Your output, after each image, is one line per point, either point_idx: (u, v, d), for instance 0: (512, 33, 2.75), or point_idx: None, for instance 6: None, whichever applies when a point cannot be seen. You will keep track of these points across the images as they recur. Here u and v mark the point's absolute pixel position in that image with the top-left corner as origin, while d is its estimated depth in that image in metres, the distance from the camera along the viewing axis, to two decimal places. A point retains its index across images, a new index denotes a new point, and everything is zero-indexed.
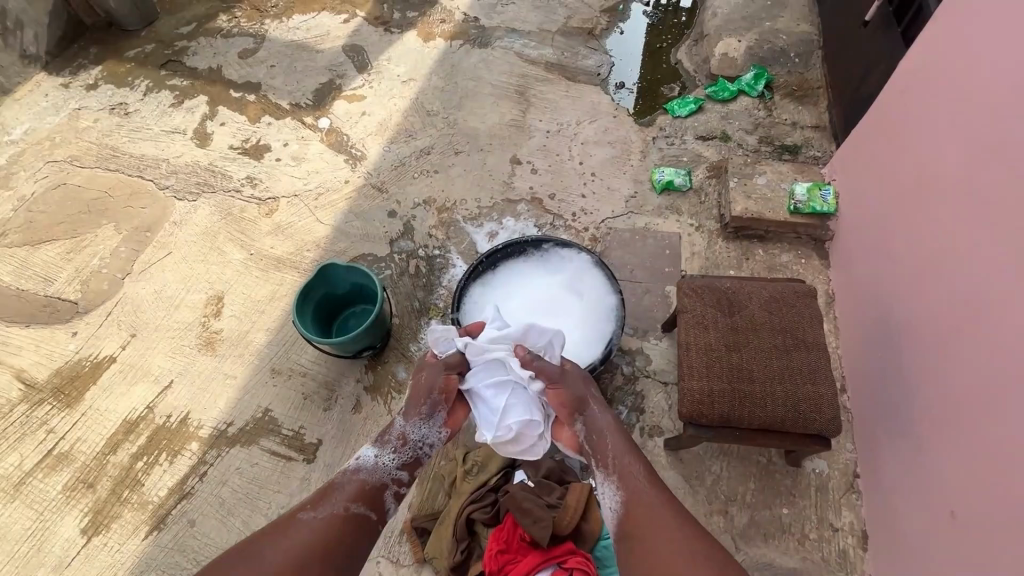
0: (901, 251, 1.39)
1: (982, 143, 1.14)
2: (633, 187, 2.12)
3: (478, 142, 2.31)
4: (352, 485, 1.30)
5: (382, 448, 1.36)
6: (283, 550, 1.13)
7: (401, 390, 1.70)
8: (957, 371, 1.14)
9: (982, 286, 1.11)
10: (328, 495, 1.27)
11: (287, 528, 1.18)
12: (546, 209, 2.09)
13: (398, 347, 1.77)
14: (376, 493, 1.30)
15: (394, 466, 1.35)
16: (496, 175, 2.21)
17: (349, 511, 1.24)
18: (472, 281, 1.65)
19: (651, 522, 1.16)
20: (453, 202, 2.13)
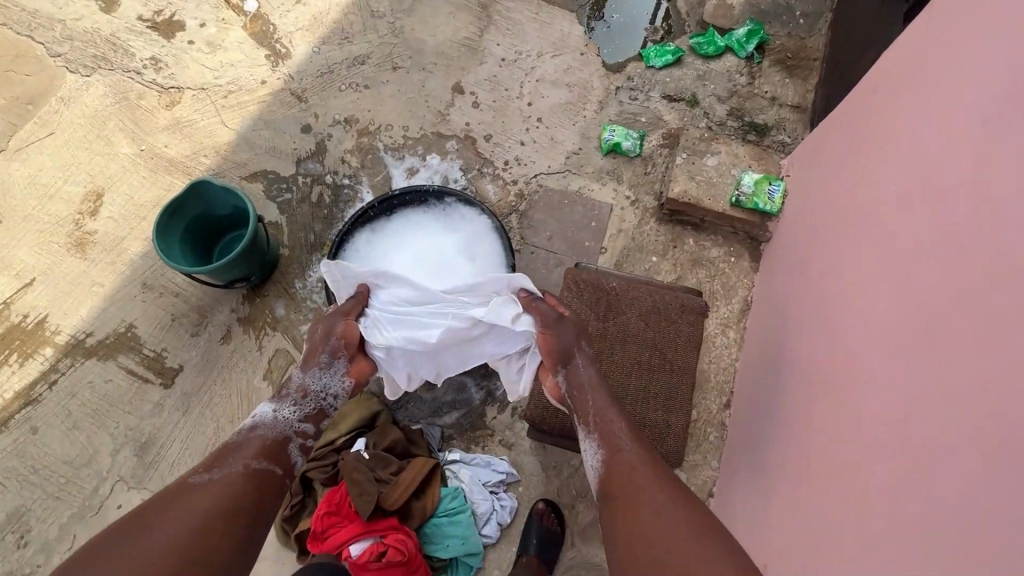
0: (820, 272, 1.29)
1: (932, 169, 0.98)
2: (579, 143, 1.89)
3: (422, 58, 2.03)
4: (253, 438, 1.07)
5: (280, 404, 1.13)
6: (166, 528, 0.88)
7: (277, 327, 1.60)
8: (826, 413, 1.09)
9: (870, 331, 1.03)
10: (224, 454, 1.04)
11: (173, 501, 0.93)
12: (478, 152, 1.89)
13: (282, 280, 1.65)
14: (280, 447, 1.09)
15: (296, 420, 1.13)
16: (433, 103, 1.96)
17: (251, 468, 1.02)
18: (360, 226, 1.50)
19: (645, 493, 0.93)
20: (377, 127, 1.90)
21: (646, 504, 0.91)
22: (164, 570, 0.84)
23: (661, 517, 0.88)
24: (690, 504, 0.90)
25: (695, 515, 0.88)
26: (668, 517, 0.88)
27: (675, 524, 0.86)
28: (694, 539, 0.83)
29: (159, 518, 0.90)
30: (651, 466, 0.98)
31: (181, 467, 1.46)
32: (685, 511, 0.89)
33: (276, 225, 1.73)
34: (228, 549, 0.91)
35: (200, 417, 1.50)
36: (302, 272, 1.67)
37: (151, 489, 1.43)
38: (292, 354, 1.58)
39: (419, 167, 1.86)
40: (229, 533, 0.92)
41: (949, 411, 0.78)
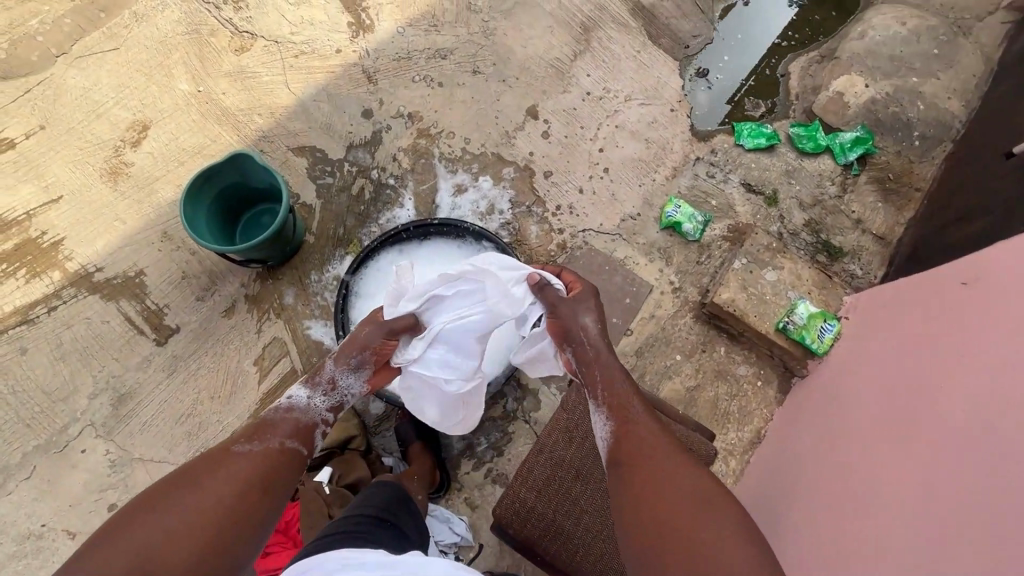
0: (848, 397, 1.26)
1: (983, 300, 1.01)
2: (639, 209, 1.78)
3: (505, 69, 1.91)
4: (289, 419, 1.06)
5: (312, 390, 1.11)
6: (207, 496, 0.88)
7: (281, 314, 1.56)
8: (834, 527, 1.05)
9: (892, 454, 1.02)
10: (260, 428, 1.02)
11: (214, 468, 0.93)
12: (533, 187, 1.78)
13: (299, 267, 1.60)
14: (305, 431, 1.07)
15: (325, 411, 1.12)
16: (502, 121, 1.85)
17: (285, 446, 1.02)
18: (387, 246, 1.43)
19: (655, 462, 0.93)
20: (439, 132, 1.81)
21: (659, 477, 0.91)
22: (199, 538, 0.84)
23: (669, 500, 0.87)
24: (692, 470, 0.93)
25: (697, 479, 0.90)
26: (676, 493, 0.88)
27: (690, 505, 0.86)
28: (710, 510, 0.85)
29: (203, 485, 0.90)
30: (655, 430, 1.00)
31: (151, 429, 1.44)
32: (697, 476, 0.91)
33: (308, 207, 1.66)
34: (259, 524, 0.92)
35: (182, 385, 1.48)
36: (321, 265, 1.61)
37: (117, 443, 1.42)
38: (287, 348, 1.54)
39: (468, 186, 1.76)
40: (262, 508, 0.93)
41: (958, 500, 0.82)
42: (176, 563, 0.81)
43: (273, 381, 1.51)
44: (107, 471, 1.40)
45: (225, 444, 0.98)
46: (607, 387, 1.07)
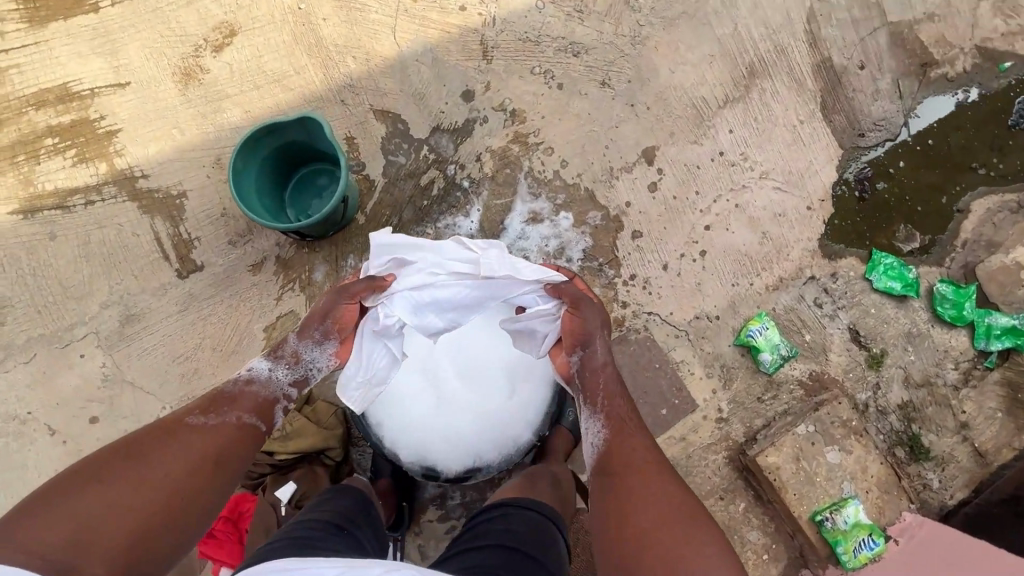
0: None
1: None
2: (719, 312, 1.54)
3: (638, 93, 1.61)
4: (249, 394, 1.01)
5: (276, 363, 1.04)
6: (155, 472, 0.85)
7: (305, 288, 1.47)
8: None
9: None
10: (222, 401, 0.98)
11: (165, 442, 0.89)
12: (614, 243, 1.55)
13: (339, 245, 1.48)
14: (264, 402, 1.02)
15: (287, 386, 1.04)
16: (611, 154, 1.59)
17: (241, 423, 0.97)
18: None
19: (643, 477, 0.91)
20: (537, 143, 1.57)
21: (648, 494, 0.88)
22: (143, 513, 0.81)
23: (656, 522, 0.84)
24: (667, 476, 0.93)
25: (671, 483, 0.91)
26: (660, 508, 0.86)
27: (676, 522, 0.84)
28: (698, 525, 0.84)
29: (152, 459, 0.86)
30: (636, 430, 1.00)
31: (148, 358, 1.43)
32: (672, 480, 0.92)
33: (370, 182, 1.50)
34: (208, 499, 0.88)
35: (189, 326, 1.44)
36: (362, 251, 1.49)
37: (113, 360, 1.42)
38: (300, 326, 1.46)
39: (545, 217, 1.55)
40: (212, 486, 0.89)
41: None
42: (115, 539, 0.78)
43: None
44: (98, 384, 1.41)
45: (180, 418, 0.94)
46: (607, 393, 1.04)
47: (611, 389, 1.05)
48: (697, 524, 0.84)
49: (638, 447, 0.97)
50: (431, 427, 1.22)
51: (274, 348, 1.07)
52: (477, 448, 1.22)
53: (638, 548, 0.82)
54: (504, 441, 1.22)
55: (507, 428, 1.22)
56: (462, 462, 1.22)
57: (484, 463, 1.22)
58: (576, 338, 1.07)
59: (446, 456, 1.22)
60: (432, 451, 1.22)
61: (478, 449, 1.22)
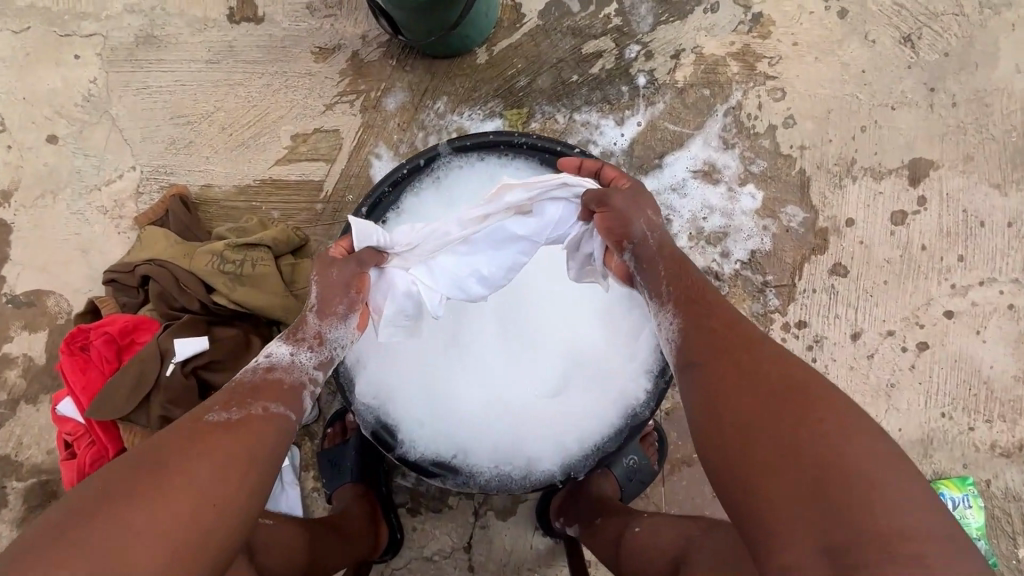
0: None
1: None
2: (900, 441, 0.97)
3: (952, 77, 1.02)
4: (274, 381, 0.62)
5: (297, 345, 0.66)
6: (154, 510, 0.49)
7: (366, 111, 1.04)
8: None
9: None
10: (240, 394, 0.60)
11: (168, 456, 0.52)
12: (798, 265, 1.01)
13: (435, 78, 1.03)
14: (293, 390, 0.62)
15: (313, 368, 0.65)
16: (864, 142, 1.02)
17: (269, 414, 0.59)
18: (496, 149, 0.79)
19: (730, 369, 0.55)
20: (767, 74, 1.03)
21: (737, 388, 0.54)
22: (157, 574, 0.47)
23: (761, 421, 0.50)
24: (754, 345, 0.57)
25: (763, 351, 0.56)
26: (758, 396, 0.52)
27: (787, 408, 0.50)
28: (817, 392, 0.51)
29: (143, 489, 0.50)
30: (707, 301, 0.62)
31: (145, 99, 1.06)
32: (767, 348, 0.56)
33: (518, 15, 1.03)
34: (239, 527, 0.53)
35: (210, 85, 1.06)
36: (459, 100, 1.03)
37: (107, 80, 1.06)
38: (336, 154, 1.04)
39: (722, 181, 1.02)
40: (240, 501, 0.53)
41: None
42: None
43: (289, 174, 1.05)
44: (78, 101, 1.07)
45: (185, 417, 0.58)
46: (676, 274, 0.64)
47: (678, 268, 0.65)
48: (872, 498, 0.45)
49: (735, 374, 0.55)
50: (422, 372, 0.77)
51: (289, 330, 0.68)
52: (470, 440, 0.75)
53: (761, 482, 0.48)
54: (515, 451, 0.74)
55: (529, 435, 0.74)
56: (440, 448, 0.75)
57: (471, 467, 0.74)
58: (625, 227, 0.66)
59: (421, 427, 0.75)
60: (404, 409, 0.75)
61: (472, 442, 0.75)
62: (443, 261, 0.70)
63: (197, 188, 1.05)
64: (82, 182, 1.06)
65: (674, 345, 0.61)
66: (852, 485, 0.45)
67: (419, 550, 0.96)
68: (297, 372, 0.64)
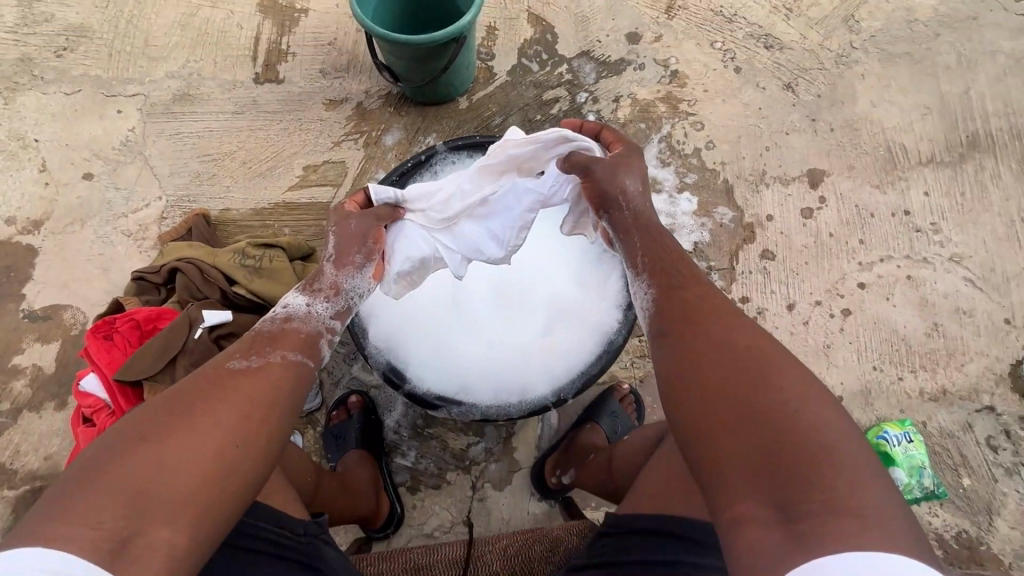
0: None
1: None
2: (843, 394, 1.11)
3: (826, 110, 1.33)
4: (291, 330, 0.70)
5: (313, 296, 0.75)
6: (192, 446, 0.56)
7: (368, 146, 1.25)
8: None
9: None
10: (259, 346, 0.68)
11: (192, 399, 0.59)
12: (734, 252, 1.21)
13: (426, 119, 1.27)
14: (310, 338, 0.71)
15: (329, 317, 0.74)
16: (770, 158, 1.29)
17: (285, 362, 0.67)
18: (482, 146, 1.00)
19: (707, 336, 0.63)
20: (688, 112, 1.31)
21: (713, 359, 0.60)
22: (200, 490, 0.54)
23: (733, 387, 0.57)
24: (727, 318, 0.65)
25: (737, 326, 0.64)
26: (732, 366, 0.59)
27: (754, 377, 0.57)
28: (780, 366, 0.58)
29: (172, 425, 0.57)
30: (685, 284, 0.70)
31: (175, 143, 1.25)
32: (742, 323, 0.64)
33: (490, 74, 1.31)
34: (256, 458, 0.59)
35: (235, 131, 1.26)
36: (446, 135, 1.26)
37: (144, 129, 1.25)
38: (342, 180, 1.23)
39: (664, 190, 1.25)
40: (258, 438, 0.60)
41: None
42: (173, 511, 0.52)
43: (300, 197, 1.22)
44: (116, 145, 1.24)
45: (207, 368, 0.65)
46: (650, 251, 0.75)
47: (653, 241, 0.76)
48: (814, 455, 0.51)
49: (706, 329, 0.64)
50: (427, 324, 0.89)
51: (306, 282, 0.78)
52: (470, 378, 0.85)
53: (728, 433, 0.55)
54: (510, 384, 0.85)
55: (520, 369, 0.85)
56: (444, 386, 0.85)
57: (471, 400, 0.83)
58: (604, 197, 0.79)
59: (426, 368, 0.85)
60: (410, 354, 0.86)
61: (471, 379, 0.85)
62: (466, 225, 0.84)
63: (217, 212, 1.20)
64: (110, 211, 1.20)
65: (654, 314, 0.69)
66: (804, 443, 0.52)
67: (420, 527, 0.99)
68: (313, 321, 0.73)
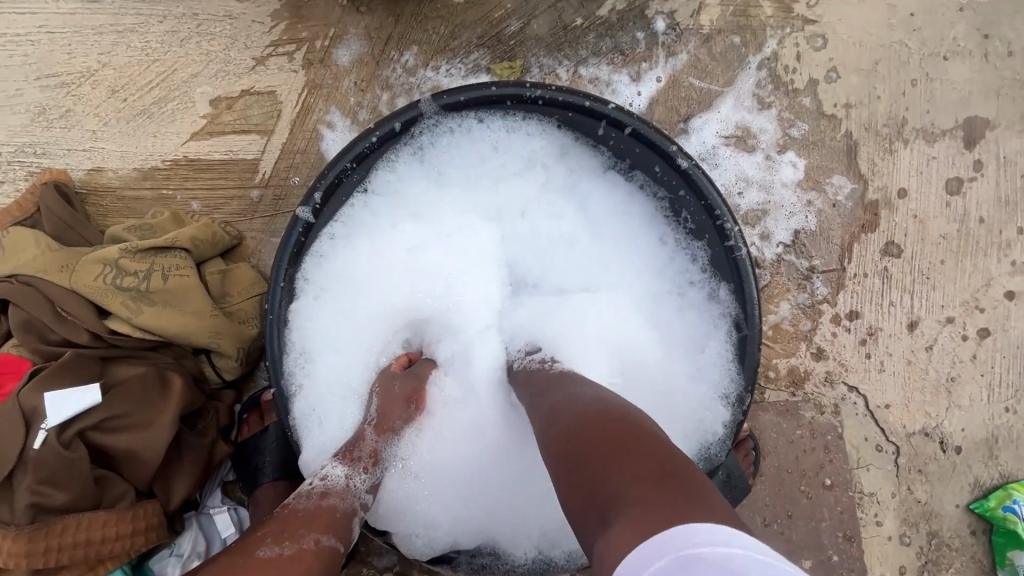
0: None
1: None
2: (964, 443, 0.85)
3: (1009, 22, 0.89)
4: (326, 508, 0.46)
5: (354, 465, 0.51)
6: None
7: (310, 68, 0.79)
8: None
9: None
10: (289, 525, 0.43)
11: None
12: (848, 246, 0.85)
13: (401, 22, 0.79)
14: (346, 523, 0.46)
15: (367, 495, 0.50)
16: (914, 99, 0.87)
17: (323, 549, 0.42)
18: (500, 106, 0.60)
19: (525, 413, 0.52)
20: (806, 18, 0.85)
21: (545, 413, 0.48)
22: None
23: (565, 433, 0.44)
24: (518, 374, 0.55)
25: (545, 382, 0.53)
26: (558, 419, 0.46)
27: (582, 422, 0.44)
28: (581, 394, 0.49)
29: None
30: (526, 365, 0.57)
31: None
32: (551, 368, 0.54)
33: None
34: None
35: (91, 34, 0.78)
36: (433, 51, 0.80)
37: None
38: (273, 123, 0.79)
39: (759, 147, 0.84)
40: None
41: None
42: None
43: (211, 151, 0.79)
44: None
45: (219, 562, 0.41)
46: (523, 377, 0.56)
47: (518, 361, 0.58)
48: (644, 470, 0.38)
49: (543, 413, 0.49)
50: (432, 436, 0.58)
51: (342, 446, 0.53)
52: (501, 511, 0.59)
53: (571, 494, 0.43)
54: (556, 525, 0.59)
55: None
56: (463, 529, 0.59)
57: (505, 547, 0.59)
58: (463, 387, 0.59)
59: (437, 505, 0.58)
60: (416, 485, 0.58)
61: (501, 522, 0.59)
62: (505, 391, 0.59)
63: (82, 174, 0.78)
64: None
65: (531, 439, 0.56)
66: (593, 440, 0.42)
67: None
68: (349, 497, 0.49)
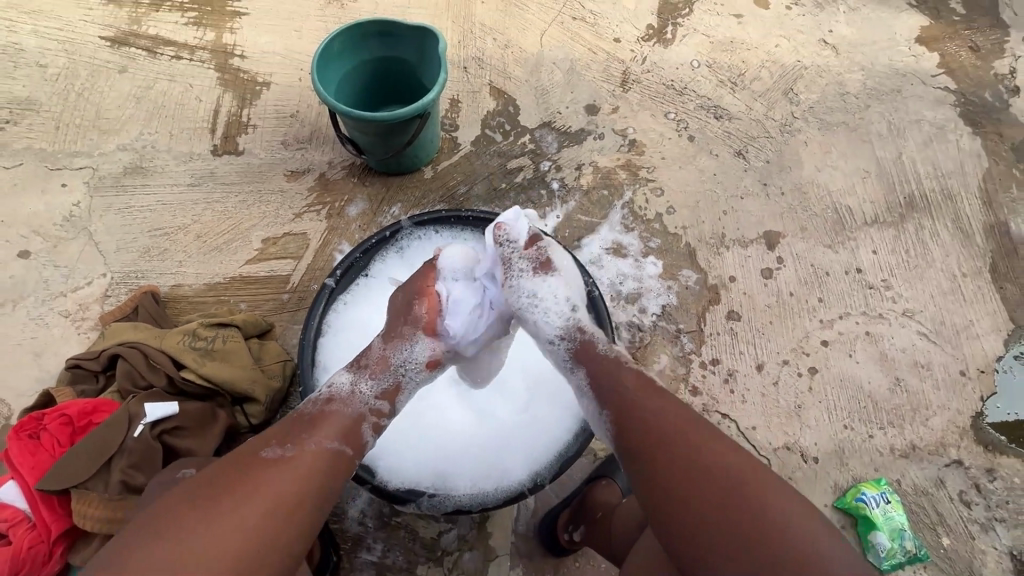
0: None
1: None
2: (819, 455, 1.12)
3: (778, 177, 1.40)
4: (331, 412, 0.72)
5: (357, 375, 0.78)
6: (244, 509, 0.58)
7: (330, 217, 1.22)
8: None
9: None
10: (301, 427, 0.69)
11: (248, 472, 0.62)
12: (702, 315, 1.22)
13: (391, 190, 1.26)
14: (351, 420, 0.72)
15: (372, 398, 0.76)
16: (728, 221, 1.34)
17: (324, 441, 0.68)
18: (448, 220, 1.00)
19: (664, 448, 0.66)
20: (648, 179, 1.36)
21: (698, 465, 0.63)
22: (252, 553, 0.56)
23: (724, 496, 0.60)
24: (662, 409, 0.69)
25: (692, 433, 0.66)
26: (713, 478, 0.61)
27: (741, 493, 0.60)
28: (723, 449, 0.65)
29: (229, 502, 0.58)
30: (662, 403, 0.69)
31: (124, 217, 1.20)
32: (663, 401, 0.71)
33: (455, 145, 1.32)
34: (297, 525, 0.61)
35: (189, 204, 1.22)
36: (412, 205, 1.25)
37: (90, 203, 1.20)
38: (302, 251, 1.19)
39: (629, 254, 1.27)
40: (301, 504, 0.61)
41: None
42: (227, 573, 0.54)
43: (258, 271, 1.17)
44: (57, 222, 1.19)
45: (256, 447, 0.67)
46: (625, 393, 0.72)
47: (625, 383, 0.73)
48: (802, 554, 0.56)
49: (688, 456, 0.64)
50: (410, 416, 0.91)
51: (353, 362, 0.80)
52: (446, 468, 0.86)
53: (705, 515, 0.60)
54: (484, 478, 0.85)
55: (496, 460, 0.87)
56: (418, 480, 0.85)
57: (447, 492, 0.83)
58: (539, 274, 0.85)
59: (402, 455, 0.87)
60: (391, 436, 0.88)
61: (447, 477, 0.85)
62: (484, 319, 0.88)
63: (168, 288, 1.14)
64: (47, 289, 1.13)
65: (612, 440, 0.71)
66: (756, 519, 0.58)
67: None
68: (352, 398, 0.75)
